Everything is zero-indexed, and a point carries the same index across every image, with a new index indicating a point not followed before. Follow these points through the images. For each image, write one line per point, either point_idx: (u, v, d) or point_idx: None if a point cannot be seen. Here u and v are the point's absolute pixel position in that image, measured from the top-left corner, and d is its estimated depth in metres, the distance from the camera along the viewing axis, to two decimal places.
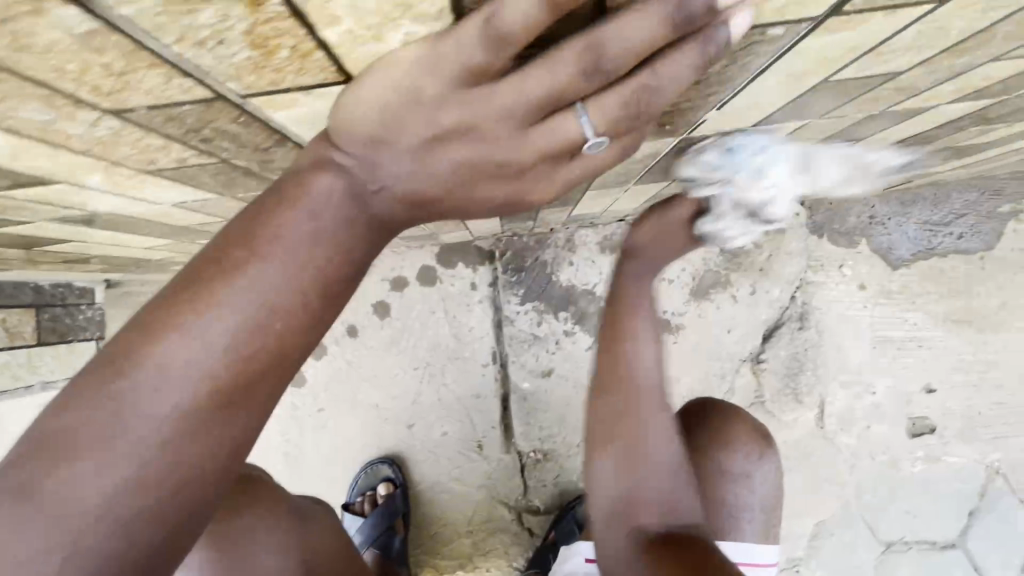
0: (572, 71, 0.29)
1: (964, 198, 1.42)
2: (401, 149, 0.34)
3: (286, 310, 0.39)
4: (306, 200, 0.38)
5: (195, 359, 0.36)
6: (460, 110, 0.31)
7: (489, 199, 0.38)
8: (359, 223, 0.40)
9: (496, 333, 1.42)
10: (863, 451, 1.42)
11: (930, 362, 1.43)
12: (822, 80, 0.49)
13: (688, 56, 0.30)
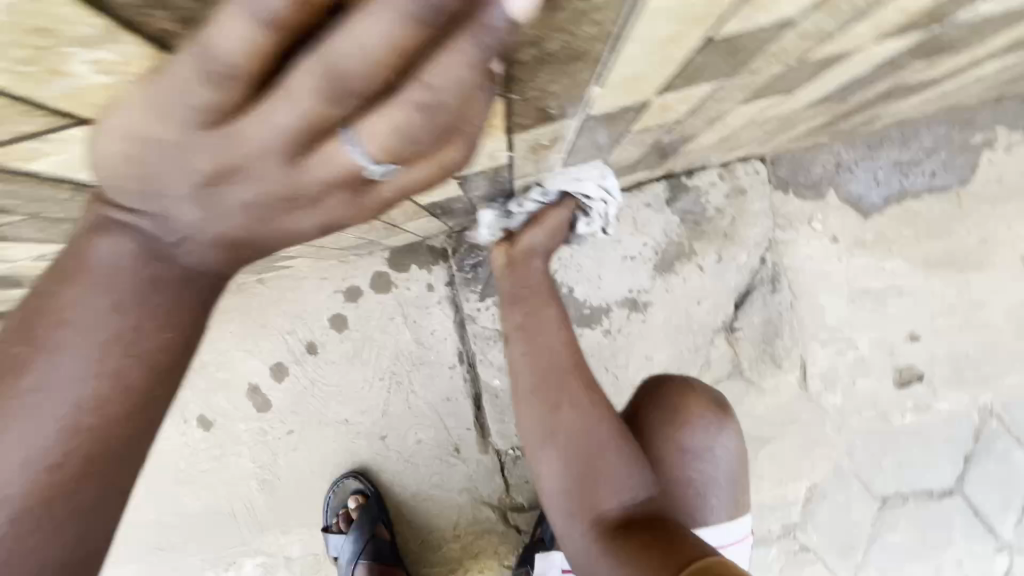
0: (313, 103, 0.28)
1: (934, 133, 1.35)
2: (180, 196, 0.35)
3: (105, 379, 0.45)
4: (90, 280, 0.43)
5: (19, 438, 0.43)
6: (216, 145, 0.31)
7: (295, 233, 0.39)
8: (150, 286, 0.44)
9: (459, 333, 1.37)
10: (850, 409, 1.37)
11: (912, 310, 1.37)
12: (704, 41, 0.42)
13: (459, 54, 0.26)
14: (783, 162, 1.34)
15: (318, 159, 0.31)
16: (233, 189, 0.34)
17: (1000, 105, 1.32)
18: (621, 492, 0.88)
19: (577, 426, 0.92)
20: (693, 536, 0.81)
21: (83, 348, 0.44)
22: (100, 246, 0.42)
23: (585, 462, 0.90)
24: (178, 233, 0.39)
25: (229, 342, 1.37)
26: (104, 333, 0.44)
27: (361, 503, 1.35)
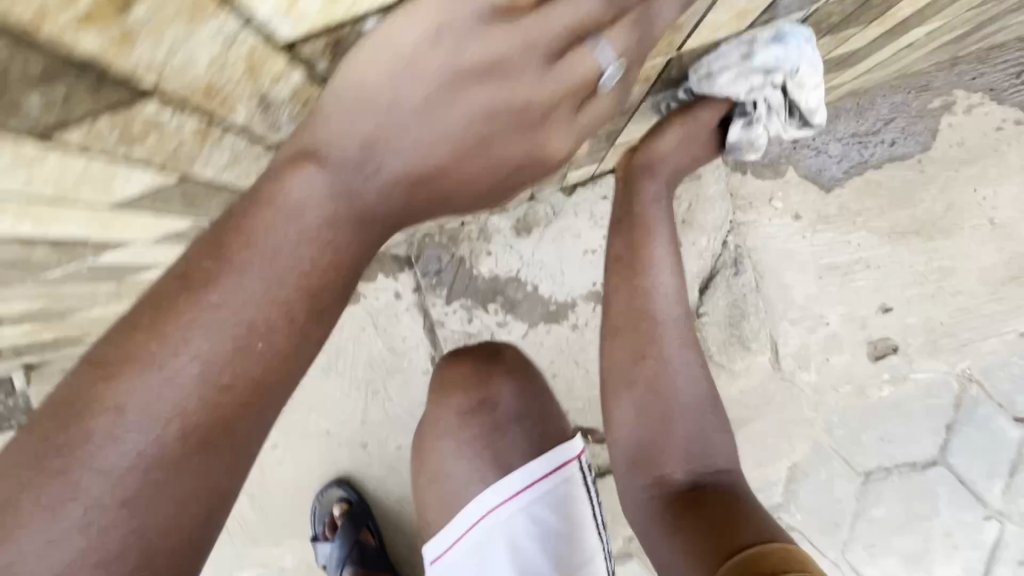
0: (473, 80, 0.40)
1: (890, 102, 1.33)
2: (401, 139, 0.41)
3: (209, 394, 0.40)
4: (282, 205, 0.40)
5: (176, 382, 0.39)
6: (433, 92, 0.40)
7: (460, 185, 0.46)
8: (348, 219, 0.43)
9: (430, 338, 1.39)
10: (825, 385, 1.37)
11: (881, 282, 1.36)
12: None
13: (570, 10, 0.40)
14: None
15: (507, 106, 0.42)
16: (411, 129, 0.41)
17: (956, 67, 1.30)
18: (718, 457, 0.83)
19: (677, 363, 0.87)
20: (753, 500, 0.77)
21: (204, 346, 0.40)
22: (304, 170, 0.40)
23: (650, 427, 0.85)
24: (376, 166, 0.42)
25: None
26: (288, 266, 0.41)
27: (346, 511, 1.38)
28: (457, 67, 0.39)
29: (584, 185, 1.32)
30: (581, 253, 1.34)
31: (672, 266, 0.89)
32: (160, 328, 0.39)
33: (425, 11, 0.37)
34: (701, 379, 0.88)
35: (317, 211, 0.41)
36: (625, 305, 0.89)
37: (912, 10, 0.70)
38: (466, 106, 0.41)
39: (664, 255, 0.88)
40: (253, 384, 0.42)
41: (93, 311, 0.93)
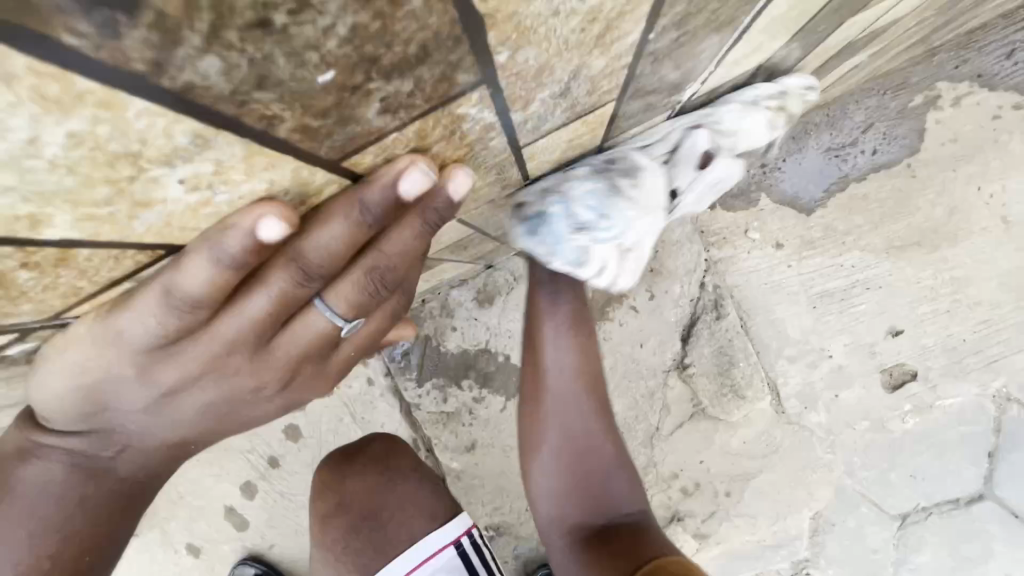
0: (234, 331, 0.42)
1: (864, 107, 1.21)
2: (146, 404, 0.46)
3: (80, 519, 0.53)
4: (30, 486, 0.50)
5: None
6: (175, 361, 0.43)
7: (237, 407, 0.51)
8: (88, 483, 0.52)
9: (409, 421, 1.33)
10: (838, 424, 1.23)
11: (885, 303, 1.22)
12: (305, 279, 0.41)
13: (335, 232, 0.37)
14: None
15: (277, 346, 0.45)
16: (161, 393, 0.45)
17: (935, 58, 1.17)
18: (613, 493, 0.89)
19: (601, 448, 0.91)
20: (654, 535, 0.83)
21: (11, 550, 0.50)
22: (33, 465, 0.50)
23: (591, 467, 0.90)
24: (113, 446, 0.50)
25: (194, 471, 1.39)
26: (49, 521, 0.51)
27: None
28: (185, 367, 0.44)
29: None
30: None
31: (567, 353, 0.90)
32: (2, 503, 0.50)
33: (94, 361, 0.42)
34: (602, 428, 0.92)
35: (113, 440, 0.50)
36: (552, 381, 0.91)
37: (821, 60, 0.62)
38: (222, 377, 0.46)
39: (556, 348, 0.90)
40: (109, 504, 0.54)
41: None
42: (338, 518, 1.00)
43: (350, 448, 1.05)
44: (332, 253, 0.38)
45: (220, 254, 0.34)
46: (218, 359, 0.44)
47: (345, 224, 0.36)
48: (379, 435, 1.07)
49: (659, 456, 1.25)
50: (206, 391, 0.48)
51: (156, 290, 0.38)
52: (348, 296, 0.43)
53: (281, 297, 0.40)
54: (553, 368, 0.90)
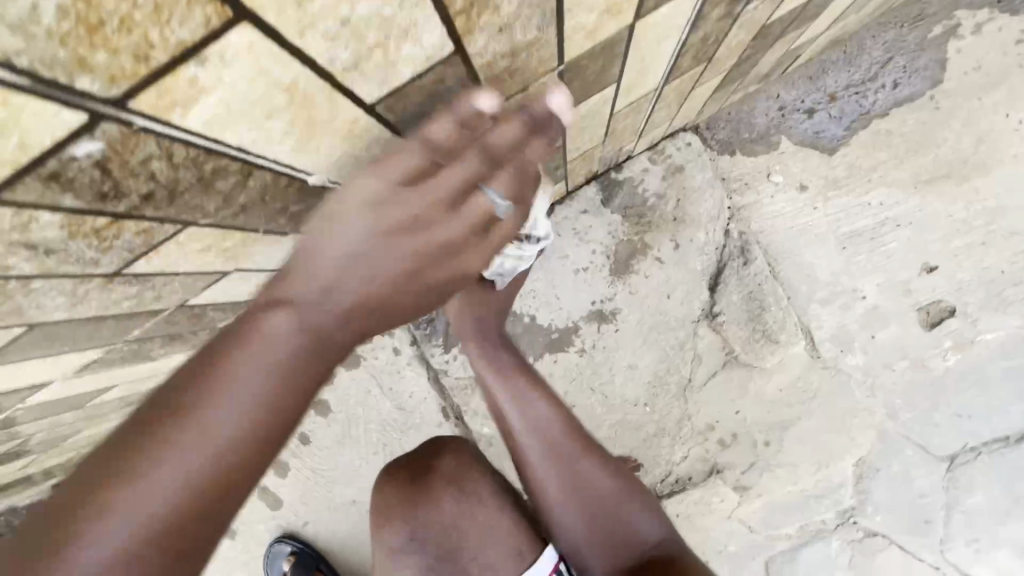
0: (429, 184, 0.43)
1: (881, 41, 1.19)
2: (354, 272, 0.44)
3: (241, 451, 0.44)
4: (254, 346, 0.44)
5: (135, 518, 0.41)
6: (393, 210, 0.43)
7: (420, 285, 0.47)
8: (296, 361, 0.45)
9: (437, 389, 1.34)
10: (877, 366, 1.20)
11: (917, 239, 1.19)
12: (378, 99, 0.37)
13: (504, 119, 0.44)
14: (720, 124, 1.23)
15: (461, 214, 0.45)
16: (373, 244, 0.43)
17: None
18: (631, 532, 0.94)
19: (597, 484, 0.95)
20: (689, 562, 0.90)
21: (179, 452, 0.42)
22: (273, 318, 0.44)
23: (597, 495, 0.95)
24: (330, 305, 0.45)
25: None
26: (242, 407, 0.43)
27: None
28: (388, 233, 0.43)
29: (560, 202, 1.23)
30: (574, 273, 1.24)
31: (553, 413, 0.97)
32: (126, 454, 0.41)
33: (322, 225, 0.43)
34: (602, 470, 0.97)
35: (273, 366, 0.44)
36: (540, 440, 0.96)
37: None
38: (371, 253, 0.45)
39: (540, 410, 0.97)
40: (232, 481, 0.44)
41: (83, 430, 0.92)
42: (415, 547, 0.99)
43: (420, 467, 1.03)
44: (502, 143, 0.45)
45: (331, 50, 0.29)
46: (369, 222, 0.43)
47: (505, 118, 0.44)
48: (457, 455, 1.04)
49: (693, 409, 1.23)
50: (384, 274, 0.45)
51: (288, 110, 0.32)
52: (503, 179, 0.46)
53: (432, 143, 0.43)
54: (523, 431, 0.97)
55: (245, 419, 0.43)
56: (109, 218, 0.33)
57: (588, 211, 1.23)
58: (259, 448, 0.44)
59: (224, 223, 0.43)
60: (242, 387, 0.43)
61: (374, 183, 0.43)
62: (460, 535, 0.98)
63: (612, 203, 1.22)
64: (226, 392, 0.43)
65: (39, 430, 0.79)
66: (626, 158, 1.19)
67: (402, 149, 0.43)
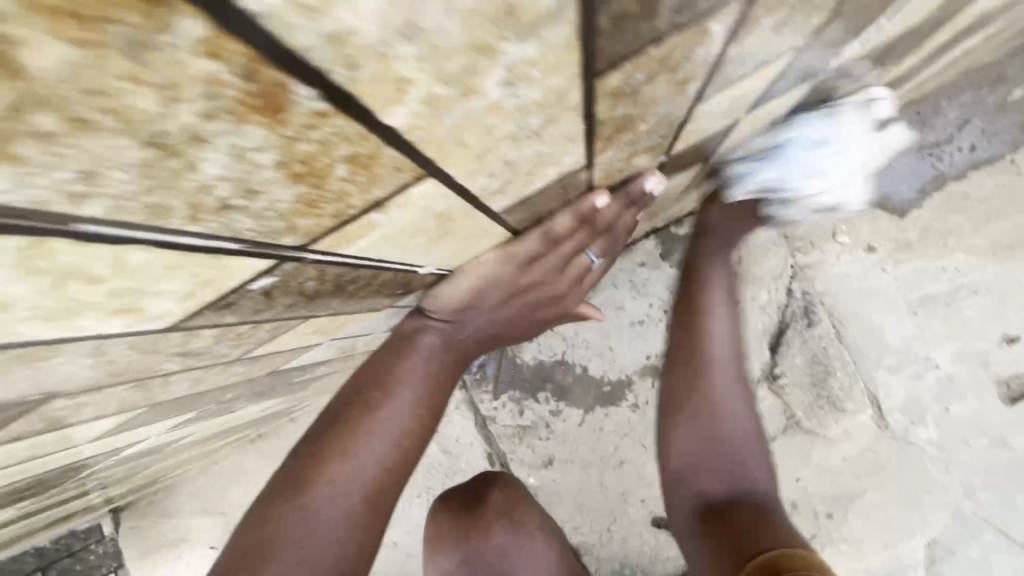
0: (556, 250, 0.51)
1: (958, 103, 1.16)
2: (485, 311, 0.54)
3: (416, 428, 0.54)
4: (418, 355, 0.54)
5: (345, 489, 0.50)
6: (527, 269, 0.51)
7: (531, 318, 0.60)
8: (447, 368, 0.56)
9: (484, 434, 1.33)
10: (952, 440, 1.14)
11: (997, 307, 1.13)
12: (506, 207, 0.37)
13: (617, 201, 0.50)
14: None
15: (570, 267, 0.55)
16: (506, 293, 0.53)
17: None
18: (735, 432, 0.86)
19: (716, 396, 0.88)
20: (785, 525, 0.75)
21: (383, 431, 0.52)
22: (423, 336, 0.54)
23: (702, 413, 0.87)
24: (467, 332, 0.55)
25: None
26: (418, 393, 0.54)
27: None
28: (520, 283, 0.53)
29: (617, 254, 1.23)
30: (630, 326, 1.24)
31: (733, 328, 0.92)
32: (294, 493, 0.50)
33: (468, 276, 0.49)
34: (751, 413, 0.89)
35: (431, 370, 0.55)
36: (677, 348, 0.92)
37: (954, 31, 0.59)
38: (477, 322, 0.55)
39: (722, 319, 0.92)
40: (382, 508, 0.51)
41: (150, 467, 0.95)
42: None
43: (469, 497, 1.03)
44: (608, 217, 0.51)
45: (482, 186, 0.30)
46: (479, 302, 0.52)
47: (618, 201, 0.50)
48: (507, 481, 1.05)
49: None
50: (511, 311, 0.56)
51: (441, 226, 0.33)
52: (601, 243, 0.55)
53: (549, 234, 0.48)
54: (723, 339, 0.91)
55: (386, 452, 0.52)
56: (250, 324, 0.34)
57: (646, 264, 1.22)
58: (401, 473, 0.53)
59: (338, 309, 0.43)
60: (381, 425, 0.52)
61: (515, 250, 0.48)
62: (510, 565, 0.96)
63: (672, 257, 1.21)
64: (368, 431, 0.51)
65: (120, 469, 0.82)
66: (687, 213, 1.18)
67: (519, 241, 0.48)
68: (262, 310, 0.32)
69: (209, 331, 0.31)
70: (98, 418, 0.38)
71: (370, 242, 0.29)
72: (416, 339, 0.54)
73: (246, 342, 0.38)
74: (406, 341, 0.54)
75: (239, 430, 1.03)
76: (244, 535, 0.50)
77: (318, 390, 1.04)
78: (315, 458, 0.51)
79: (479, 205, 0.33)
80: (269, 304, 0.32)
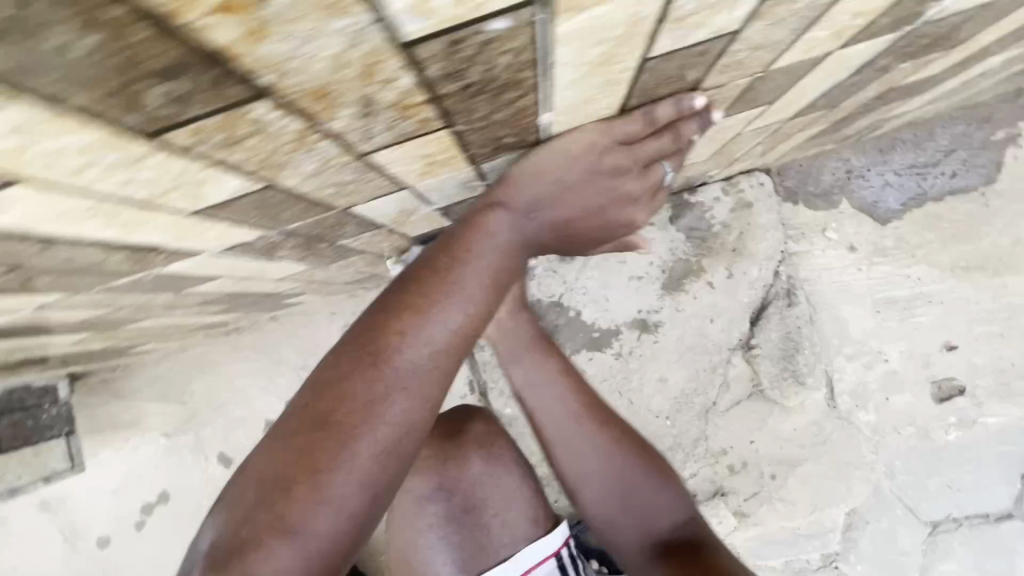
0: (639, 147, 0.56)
1: (950, 133, 1.29)
2: (563, 194, 0.59)
3: (489, 297, 0.59)
4: (494, 233, 0.58)
5: (421, 346, 0.56)
6: (611, 159, 0.57)
7: (596, 221, 0.65)
8: (517, 249, 0.60)
9: (469, 362, 1.36)
10: (886, 426, 1.29)
11: (945, 317, 1.29)
12: (658, 54, 0.41)
13: (699, 120, 0.56)
14: (790, 173, 1.31)
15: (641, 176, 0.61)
16: (587, 180, 0.58)
17: (1020, 98, 1.26)
18: (622, 466, 1.06)
19: (613, 462, 1.06)
20: (716, 556, 1.01)
21: (457, 296, 0.57)
22: (501, 214, 0.58)
23: (616, 471, 1.06)
24: (541, 218, 0.60)
25: (244, 380, 1.42)
26: (491, 264, 0.58)
27: None
28: (601, 175, 0.58)
29: None
30: (628, 280, 1.30)
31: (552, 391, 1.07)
32: (372, 348, 0.56)
33: (564, 147, 0.54)
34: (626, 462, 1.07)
35: (503, 249, 0.59)
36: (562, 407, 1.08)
37: (997, 33, 0.68)
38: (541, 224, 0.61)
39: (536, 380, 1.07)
40: (451, 365, 0.58)
41: (148, 321, 0.92)
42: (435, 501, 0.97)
43: (453, 426, 1.00)
44: (689, 129, 0.57)
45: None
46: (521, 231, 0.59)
47: (700, 120, 0.57)
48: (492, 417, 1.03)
49: (711, 431, 1.29)
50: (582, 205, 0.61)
51: (615, 42, 0.36)
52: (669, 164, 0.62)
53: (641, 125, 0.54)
54: (548, 425, 1.08)
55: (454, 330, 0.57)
56: (424, 98, 0.36)
57: (655, 224, 1.28)
58: (468, 335, 0.58)
59: (465, 132, 0.45)
60: (456, 292, 0.57)
61: (611, 129, 0.53)
62: (482, 498, 0.97)
63: (680, 221, 1.28)
64: (444, 296, 0.56)
65: (141, 309, 0.81)
66: (703, 183, 1.25)
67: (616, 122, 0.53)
68: (449, 78, 0.34)
69: (405, 82, 0.33)
70: (236, 173, 0.39)
71: (575, 29, 0.33)
72: (493, 218, 0.58)
73: (396, 129, 0.40)
74: (477, 227, 0.58)
75: (240, 303, 1.01)
76: (327, 383, 0.57)
77: (328, 279, 1.05)
78: (375, 340, 0.56)
79: (653, 34, 0.37)
80: (457, 75, 0.34)
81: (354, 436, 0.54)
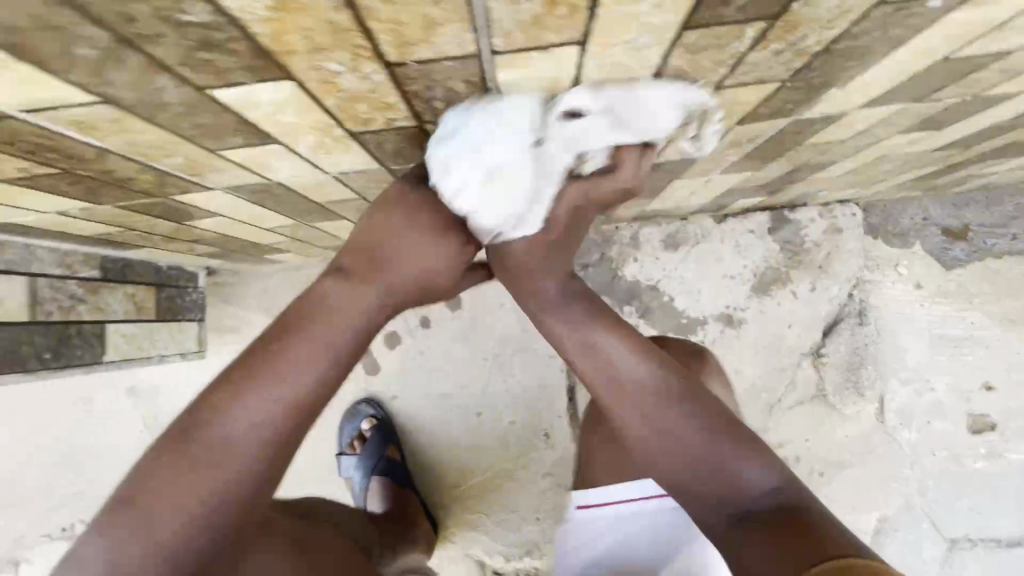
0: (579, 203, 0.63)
1: (1016, 202, 1.47)
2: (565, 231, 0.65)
3: (334, 362, 0.59)
4: (327, 304, 0.61)
5: (261, 401, 0.55)
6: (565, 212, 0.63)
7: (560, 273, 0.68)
8: (365, 318, 0.62)
9: None
10: (924, 448, 1.44)
11: (989, 360, 1.45)
12: (953, 58, 0.56)
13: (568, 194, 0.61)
14: (877, 210, 1.47)
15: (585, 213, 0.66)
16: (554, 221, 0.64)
17: None
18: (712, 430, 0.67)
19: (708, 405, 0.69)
20: (828, 513, 0.58)
21: (306, 358, 0.58)
22: (336, 287, 0.62)
23: (695, 438, 0.67)
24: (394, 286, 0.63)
25: None
26: (341, 331, 0.60)
27: (394, 458, 1.41)
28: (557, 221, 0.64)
29: (735, 216, 1.44)
30: (722, 278, 1.44)
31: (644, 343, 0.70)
32: (213, 401, 0.55)
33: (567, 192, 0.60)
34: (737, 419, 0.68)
35: (351, 315, 0.61)
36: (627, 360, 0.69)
37: None
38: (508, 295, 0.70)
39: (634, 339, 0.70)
40: (293, 426, 0.57)
41: (340, 222, 1.02)
42: None
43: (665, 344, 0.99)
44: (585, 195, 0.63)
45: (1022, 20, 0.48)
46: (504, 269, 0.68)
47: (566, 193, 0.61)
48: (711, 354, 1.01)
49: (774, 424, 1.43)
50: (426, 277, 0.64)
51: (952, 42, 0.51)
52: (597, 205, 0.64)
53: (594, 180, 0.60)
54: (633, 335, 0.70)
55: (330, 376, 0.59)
56: (819, 50, 0.50)
57: (755, 232, 1.44)
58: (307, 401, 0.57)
59: (786, 90, 0.59)
60: (298, 353, 0.58)
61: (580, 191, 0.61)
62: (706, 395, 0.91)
63: (777, 234, 1.44)
64: (290, 356, 0.57)
65: (362, 205, 0.92)
66: (805, 204, 1.41)
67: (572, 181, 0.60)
68: (854, 37, 0.48)
69: (834, 33, 0.47)
70: (652, 77, 0.51)
71: (958, 17, 0.46)
72: (329, 292, 0.61)
73: (770, 70, 0.53)
74: (313, 296, 0.61)
75: None
76: (175, 431, 0.55)
77: None
78: (234, 379, 0.56)
79: (983, 36, 0.50)
80: (861, 33, 0.47)
81: (183, 486, 0.52)
